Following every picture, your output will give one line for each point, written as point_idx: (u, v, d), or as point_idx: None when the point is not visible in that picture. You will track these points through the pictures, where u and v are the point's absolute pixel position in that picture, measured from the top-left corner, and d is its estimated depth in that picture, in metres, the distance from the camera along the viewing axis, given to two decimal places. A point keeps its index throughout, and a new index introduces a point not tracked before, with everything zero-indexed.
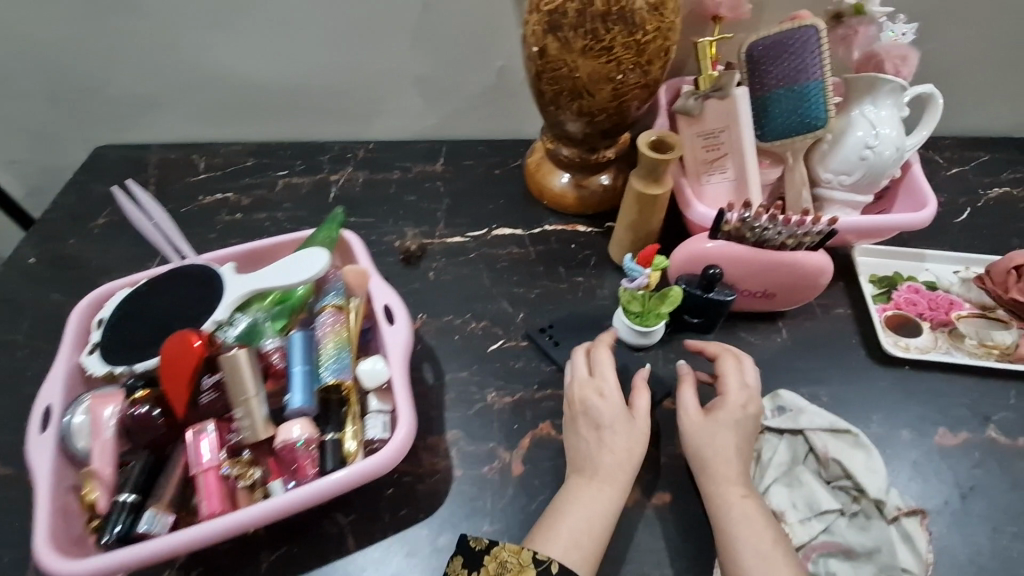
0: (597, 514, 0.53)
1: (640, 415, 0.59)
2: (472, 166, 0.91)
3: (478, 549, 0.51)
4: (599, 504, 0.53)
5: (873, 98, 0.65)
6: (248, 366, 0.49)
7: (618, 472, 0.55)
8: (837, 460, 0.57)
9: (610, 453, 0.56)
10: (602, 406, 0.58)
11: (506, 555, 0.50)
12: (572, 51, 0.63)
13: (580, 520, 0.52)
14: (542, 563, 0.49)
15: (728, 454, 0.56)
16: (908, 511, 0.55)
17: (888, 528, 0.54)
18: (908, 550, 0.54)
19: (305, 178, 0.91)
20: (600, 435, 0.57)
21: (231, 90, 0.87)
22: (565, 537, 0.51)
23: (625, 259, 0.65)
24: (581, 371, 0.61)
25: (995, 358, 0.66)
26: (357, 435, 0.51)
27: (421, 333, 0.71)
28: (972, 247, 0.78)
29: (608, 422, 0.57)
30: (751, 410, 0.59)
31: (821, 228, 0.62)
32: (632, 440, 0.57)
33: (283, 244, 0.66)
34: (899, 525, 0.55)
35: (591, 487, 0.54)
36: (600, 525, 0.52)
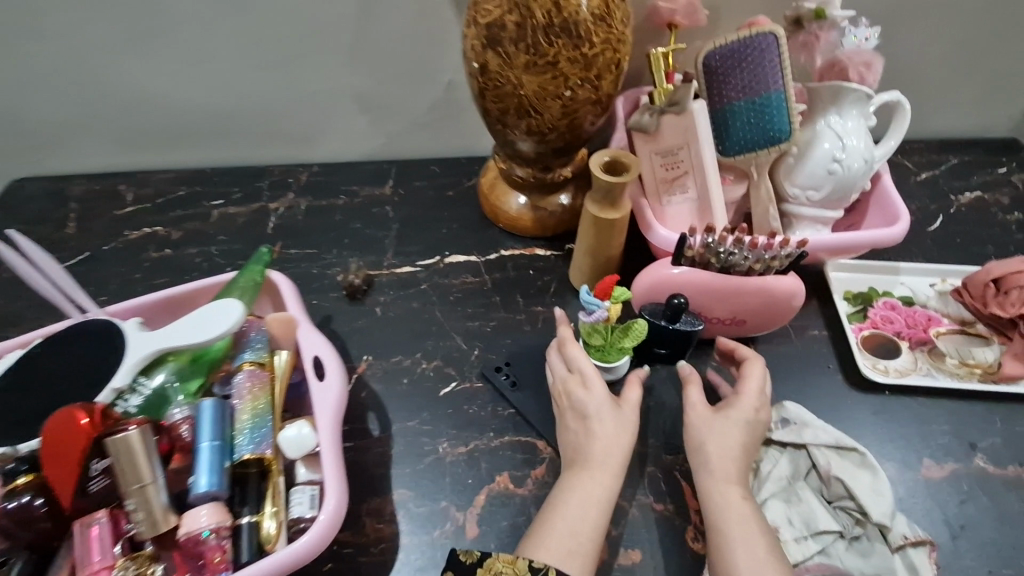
0: (589, 507, 0.50)
1: (630, 407, 0.56)
2: (423, 187, 0.84)
3: (470, 562, 0.48)
4: (591, 497, 0.51)
5: (838, 108, 0.61)
6: (142, 449, 0.42)
7: (613, 466, 0.52)
8: (840, 478, 0.55)
9: (604, 447, 0.53)
10: (593, 396, 0.55)
11: (500, 566, 0.47)
12: (514, 67, 0.58)
13: (571, 515, 0.50)
14: (540, 570, 0.46)
15: (729, 450, 0.53)
16: (916, 542, 0.52)
17: (892, 556, 0.51)
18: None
19: (242, 207, 0.83)
20: (593, 427, 0.54)
21: (154, 114, 0.79)
22: (557, 535, 0.48)
23: (583, 289, 0.58)
24: (563, 368, 0.59)
25: (978, 379, 0.63)
26: (277, 515, 0.45)
27: (366, 378, 0.65)
28: (947, 257, 0.75)
29: (601, 416, 0.55)
30: (762, 416, 0.56)
31: (789, 251, 0.58)
32: (627, 436, 0.54)
33: (202, 291, 0.60)
34: (904, 554, 0.51)
35: (582, 478, 0.52)
36: (592, 520, 0.50)
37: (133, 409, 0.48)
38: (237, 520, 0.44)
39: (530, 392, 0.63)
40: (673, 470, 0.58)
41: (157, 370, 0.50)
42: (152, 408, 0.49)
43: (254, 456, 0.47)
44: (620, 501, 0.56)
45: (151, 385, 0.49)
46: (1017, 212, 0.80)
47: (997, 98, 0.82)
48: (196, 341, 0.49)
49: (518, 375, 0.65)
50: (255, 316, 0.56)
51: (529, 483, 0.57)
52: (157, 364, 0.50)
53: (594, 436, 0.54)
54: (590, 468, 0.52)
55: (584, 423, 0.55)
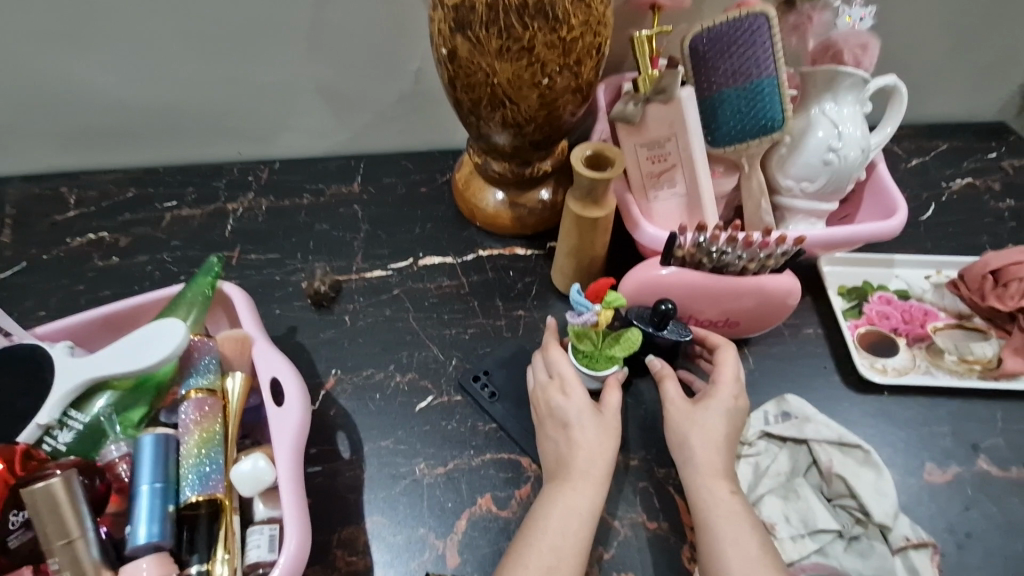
0: (575, 521, 0.46)
1: (611, 411, 0.52)
2: (394, 184, 0.78)
3: None
4: (575, 509, 0.47)
5: (833, 94, 0.58)
6: (71, 498, 0.37)
7: (594, 474, 0.48)
8: (841, 476, 0.52)
9: (585, 453, 0.49)
10: (574, 402, 0.51)
11: None
12: (486, 53, 0.53)
13: (555, 531, 0.46)
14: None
15: (713, 444, 0.50)
16: (918, 544, 0.49)
17: (892, 559, 0.48)
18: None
19: (197, 209, 0.76)
20: (577, 436, 0.50)
21: (93, 110, 0.72)
22: (540, 554, 0.45)
23: (574, 289, 0.53)
24: (542, 374, 0.55)
25: (978, 376, 0.60)
26: (230, 562, 0.40)
27: (334, 395, 0.60)
28: (941, 248, 0.72)
29: (580, 422, 0.51)
30: (741, 403, 0.53)
31: (785, 249, 0.54)
32: (609, 438, 0.51)
33: (146, 307, 0.54)
34: (904, 556, 0.49)
35: (564, 490, 0.48)
36: (578, 535, 0.46)
37: (63, 446, 0.43)
38: (186, 570, 0.40)
39: (512, 405, 0.59)
40: (666, 484, 0.55)
41: (91, 401, 0.44)
42: (86, 444, 0.44)
43: (205, 497, 0.42)
44: (611, 521, 0.53)
45: (85, 418, 0.44)
46: (1009, 199, 0.77)
47: (988, 80, 0.80)
48: (134, 368, 0.44)
49: (498, 386, 0.60)
50: (204, 335, 0.50)
51: (513, 505, 0.53)
52: (93, 394, 0.44)
53: (573, 443, 0.50)
54: (571, 478, 0.48)
55: (566, 432, 0.51)
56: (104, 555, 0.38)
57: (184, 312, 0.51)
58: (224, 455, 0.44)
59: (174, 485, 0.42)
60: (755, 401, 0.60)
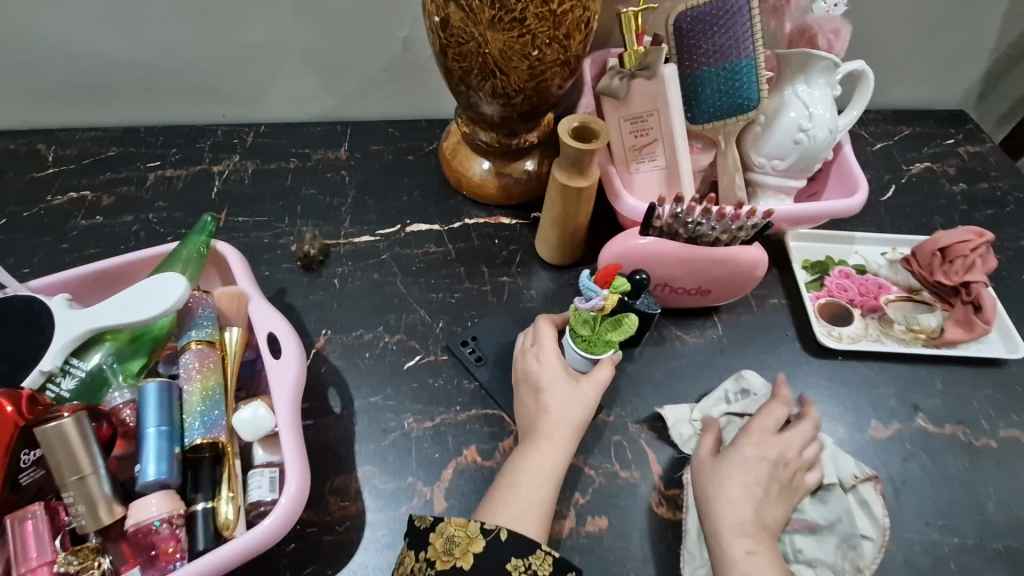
0: (544, 475, 0.50)
1: (591, 384, 0.55)
2: (381, 151, 0.79)
3: (424, 528, 0.47)
4: (546, 465, 0.51)
5: (805, 77, 0.61)
6: (79, 438, 0.39)
7: (562, 433, 0.52)
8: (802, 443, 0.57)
9: (558, 417, 0.53)
10: (546, 368, 0.56)
11: (453, 529, 0.46)
12: (478, 22, 0.54)
13: (527, 485, 0.50)
14: (491, 532, 0.46)
15: (736, 500, 0.51)
16: (865, 478, 0.56)
17: (843, 496, 0.55)
18: (867, 516, 0.54)
19: (181, 170, 0.76)
20: (547, 398, 0.54)
21: (70, 65, 0.71)
22: (513, 504, 0.48)
23: (580, 275, 0.54)
24: (527, 342, 0.59)
25: (922, 343, 0.66)
26: (234, 500, 0.42)
27: (325, 354, 0.62)
28: (897, 227, 0.77)
29: (557, 390, 0.54)
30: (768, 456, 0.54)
31: (755, 221, 0.58)
32: (582, 406, 0.54)
33: (139, 263, 0.55)
34: (855, 493, 0.55)
35: (534, 448, 0.52)
36: (547, 488, 0.50)
37: (67, 394, 0.44)
38: (190, 507, 0.42)
39: (496, 367, 0.62)
40: (638, 438, 0.59)
41: (92, 351, 0.46)
42: (89, 392, 0.45)
43: (208, 440, 0.44)
44: (588, 471, 0.57)
45: (86, 366, 0.45)
46: (963, 183, 0.82)
47: (948, 69, 0.84)
48: (135, 320, 0.45)
49: (485, 351, 0.63)
50: (200, 290, 0.52)
51: (497, 456, 0.57)
52: (93, 344, 0.46)
53: (546, 407, 0.54)
54: (543, 437, 0.52)
55: (537, 395, 0.55)
56: (115, 491, 0.41)
57: (179, 269, 0.53)
58: (225, 405, 0.47)
59: (179, 428, 0.44)
60: (722, 364, 0.65)
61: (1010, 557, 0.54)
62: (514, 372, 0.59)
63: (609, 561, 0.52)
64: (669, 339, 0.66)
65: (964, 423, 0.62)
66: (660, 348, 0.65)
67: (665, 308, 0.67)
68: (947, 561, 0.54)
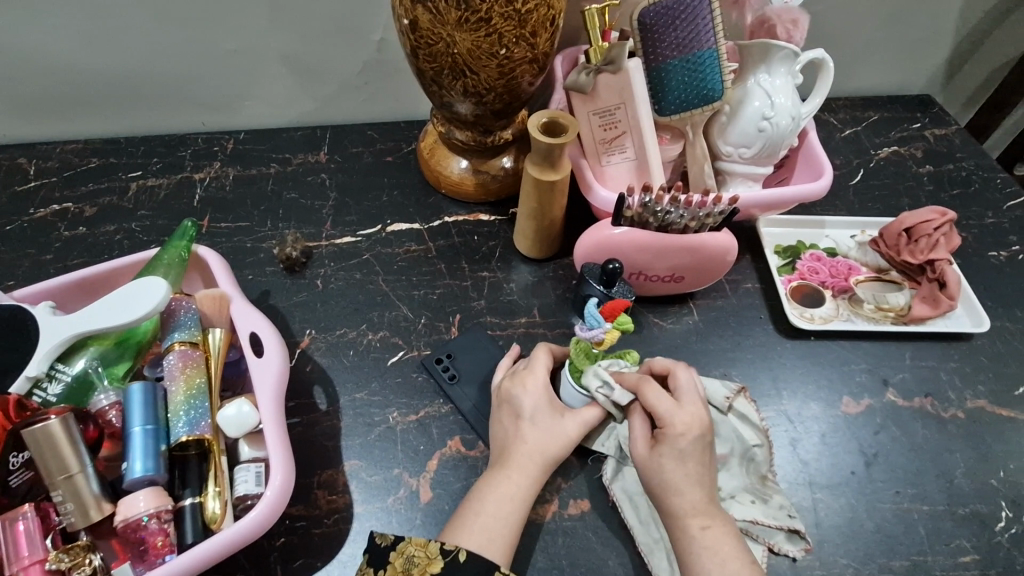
0: (512, 502, 0.50)
1: (574, 421, 0.55)
2: (360, 153, 0.81)
3: (384, 546, 0.48)
4: (514, 494, 0.51)
5: (767, 66, 0.63)
6: (65, 438, 0.41)
7: (532, 468, 0.52)
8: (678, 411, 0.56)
9: (533, 448, 0.53)
10: (531, 395, 0.55)
11: (412, 549, 0.47)
12: (445, 24, 0.56)
13: (495, 513, 0.50)
14: (450, 553, 0.47)
15: (678, 488, 0.51)
16: (736, 395, 0.60)
17: (724, 421, 0.58)
18: (747, 425, 0.59)
19: (163, 179, 0.77)
20: (525, 427, 0.54)
21: (48, 79, 0.72)
22: (478, 533, 0.48)
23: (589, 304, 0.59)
24: (518, 364, 0.59)
25: (891, 321, 0.68)
26: (221, 495, 0.44)
27: (310, 353, 0.63)
28: (866, 210, 0.80)
29: (537, 422, 0.54)
30: (695, 436, 0.52)
31: (721, 207, 0.60)
32: (558, 444, 0.53)
33: (122, 270, 0.56)
34: (734, 411, 0.59)
35: (504, 476, 0.52)
36: (514, 516, 0.50)
37: (54, 398, 0.46)
38: (179, 502, 0.44)
39: (471, 387, 0.62)
40: None
41: (77, 356, 0.47)
42: (76, 396, 0.47)
43: (193, 438, 0.46)
44: (570, 456, 0.58)
45: (72, 371, 0.46)
46: (929, 165, 0.85)
47: (911, 55, 0.86)
48: (118, 324, 0.47)
49: (459, 369, 0.63)
50: (182, 294, 0.53)
51: (481, 446, 0.58)
52: (78, 349, 0.47)
53: (523, 435, 0.53)
54: (515, 467, 0.52)
55: (517, 422, 0.55)
56: (103, 490, 0.42)
57: (161, 274, 0.54)
58: (209, 402, 0.48)
59: (165, 427, 0.46)
60: (698, 348, 0.66)
61: (976, 521, 0.57)
62: (494, 393, 0.58)
63: (592, 541, 0.54)
64: (646, 326, 0.68)
65: (932, 395, 0.64)
66: (638, 335, 0.67)
67: (642, 296, 0.69)
68: (916, 527, 0.56)
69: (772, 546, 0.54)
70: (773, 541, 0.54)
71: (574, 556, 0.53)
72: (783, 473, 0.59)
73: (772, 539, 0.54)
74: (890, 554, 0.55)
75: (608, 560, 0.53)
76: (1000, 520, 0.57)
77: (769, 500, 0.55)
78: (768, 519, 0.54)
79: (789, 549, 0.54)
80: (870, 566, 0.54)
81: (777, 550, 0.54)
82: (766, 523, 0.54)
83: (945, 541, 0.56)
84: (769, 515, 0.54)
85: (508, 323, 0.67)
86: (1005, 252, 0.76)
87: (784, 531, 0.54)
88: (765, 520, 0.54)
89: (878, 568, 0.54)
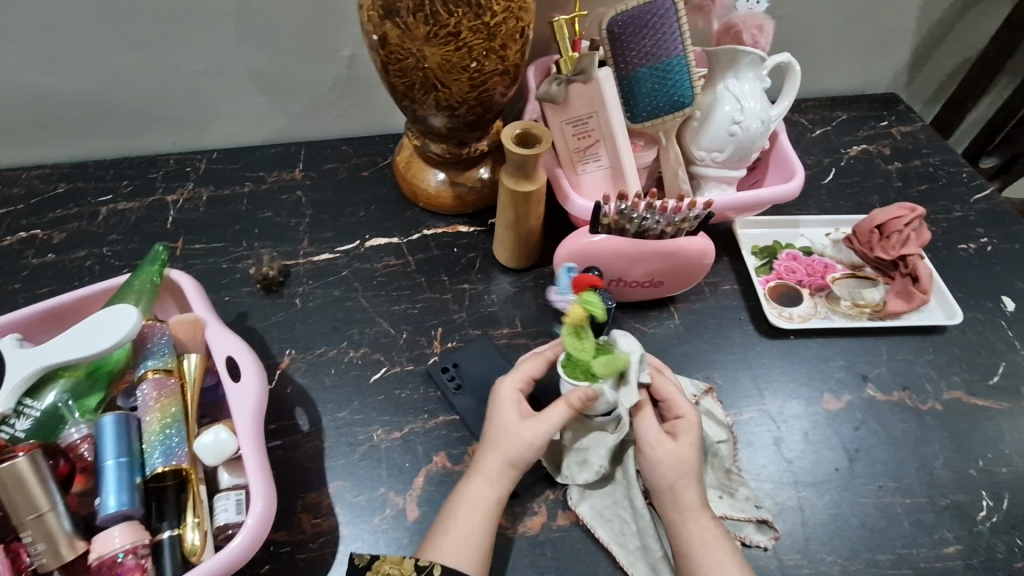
0: (479, 503, 0.50)
1: (541, 423, 0.52)
2: (335, 169, 0.80)
3: (362, 565, 0.48)
4: (483, 501, 0.50)
5: (735, 71, 0.64)
6: (36, 476, 0.41)
7: (493, 475, 0.51)
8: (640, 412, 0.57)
9: (499, 452, 0.52)
10: (502, 400, 0.54)
11: (388, 568, 0.48)
12: (414, 38, 0.55)
13: (459, 518, 0.49)
14: (425, 569, 0.47)
15: (693, 479, 0.52)
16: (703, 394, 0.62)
17: None
18: (713, 423, 0.60)
19: (133, 202, 0.76)
20: (488, 429, 0.54)
21: (13, 105, 0.70)
22: (450, 540, 0.48)
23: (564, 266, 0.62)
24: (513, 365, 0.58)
25: (867, 317, 0.69)
26: (200, 526, 0.44)
27: (290, 374, 0.62)
28: (839, 208, 0.81)
29: (498, 422, 0.53)
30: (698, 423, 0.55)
31: (697, 212, 0.61)
32: (519, 446, 0.51)
33: (93, 298, 0.55)
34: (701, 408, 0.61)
35: (470, 483, 0.51)
36: (479, 524, 0.49)
37: (22, 433, 0.45)
38: (156, 536, 0.43)
39: (476, 396, 0.61)
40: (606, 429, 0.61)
41: (45, 389, 0.46)
42: (46, 430, 0.46)
43: (170, 468, 0.45)
44: None
45: (41, 405, 0.46)
46: (897, 161, 0.87)
47: (875, 55, 0.88)
48: (88, 354, 0.46)
49: (465, 377, 0.62)
50: (155, 320, 0.52)
51: (466, 460, 0.58)
52: (46, 383, 0.47)
53: (490, 440, 0.53)
54: (481, 471, 0.52)
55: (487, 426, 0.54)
56: (75, 527, 0.42)
57: (133, 300, 0.53)
58: (185, 430, 0.47)
59: (139, 458, 0.45)
60: (680, 351, 0.67)
61: (958, 511, 0.58)
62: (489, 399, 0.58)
63: (582, 552, 0.54)
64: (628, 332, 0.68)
65: (910, 389, 0.65)
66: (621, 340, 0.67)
67: (623, 302, 0.70)
68: (899, 521, 0.57)
69: (743, 539, 0.55)
70: (743, 534, 0.55)
71: (563, 566, 0.53)
72: (768, 474, 0.59)
73: (743, 532, 0.55)
74: (875, 549, 0.55)
75: (597, 570, 0.53)
76: (981, 510, 0.58)
77: (735, 493, 0.56)
78: (736, 512, 0.55)
79: (758, 539, 0.55)
80: (857, 562, 0.55)
81: (745, 541, 0.55)
82: (733, 517, 0.55)
83: (929, 532, 0.56)
84: (736, 509, 0.55)
85: (489, 334, 0.66)
86: (974, 245, 0.78)
87: (752, 523, 0.55)
88: (733, 514, 0.55)
89: (866, 563, 0.55)
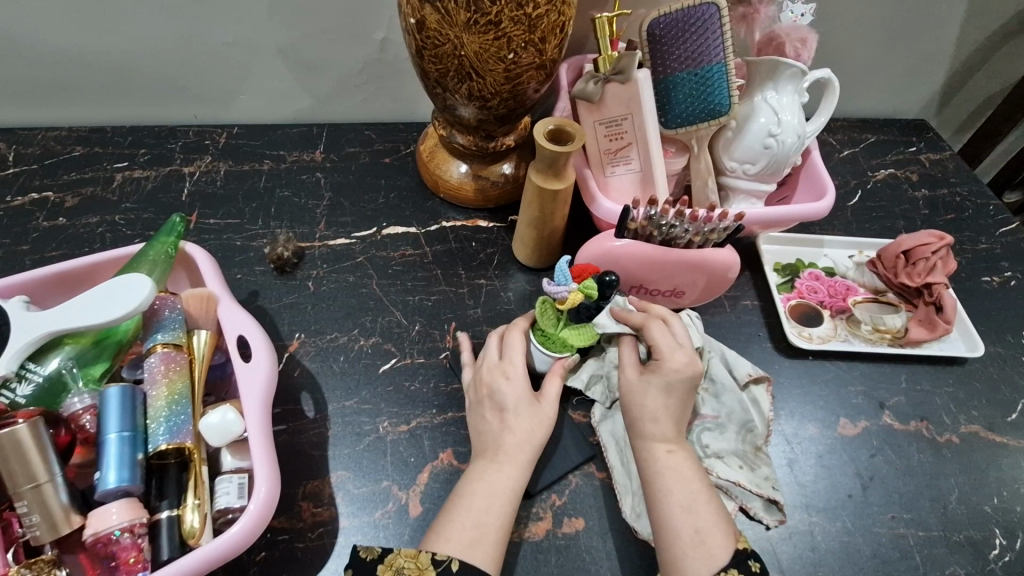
0: (502, 504, 0.49)
1: (550, 402, 0.55)
2: (356, 153, 0.79)
3: (371, 560, 0.47)
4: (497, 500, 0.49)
5: (774, 83, 0.62)
6: (36, 446, 0.39)
7: (521, 460, 0.51)
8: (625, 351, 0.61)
9: (522, 442, 0.52)
10: (513, 387, 0.54)
11: (402, 562, 0.46)
12: (453, 24, 0.54)
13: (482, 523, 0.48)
14: (443, 563, 0.45)
15: (660, 426, 0.53)
16: (756, 381, 0.61)
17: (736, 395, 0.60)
18: (756, 410, 0.60)
19: (150, 170, 0.74)
20: (512, 419, 0.53)
21: (36, 65, 0.69)
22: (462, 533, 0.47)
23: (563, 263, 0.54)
24: (493, 354, 0.57)
25: (887, 343, 0.68)
26: (200, 508, 0.42)
27: (298, 357, 0.61)
28: (863, 231, 0.80)
29: (518, 423, 0.52)
30: (686, 371, 0.55)
31: (726, 224, 0.59)
32: (544, 428, 0.53)
33: (103, 263, 0.54)
34: (750, 393, 0.61)
35: (493, 473, 0.50)
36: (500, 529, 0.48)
37: (22, 399, 0.43)
38: (154, 515, 0.42)
39: None
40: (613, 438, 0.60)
41: (49, 355, 0.45)
42: (47, 397, 0.44)
43: (173, 446, 0.44)
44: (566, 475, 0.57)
45: (45, 370, 0.44)
46: (924, 189, 0.85)
47: (908, 80, 0.87)
48: (95, 322, 0.44)
49: None
50: (167, 292, 0.51)
51: None
52: (51, 348, 0.45)
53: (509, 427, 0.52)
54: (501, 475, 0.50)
55: (502, 416, 0.53)
56: (72, 501, 0.41)
57: (145, 270, 0.51)
58: (192, 408, 0.46)
59: (143, 433, 0.44)
60: None
61: (972, 548, 0.56)
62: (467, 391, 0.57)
63: (586, 561, 0.52)
64: None
65: (927, 420, 0.64)
66: None
67: None
68: (911, 554, 0.55)
69: (747, 509, 0.55)
70: (750, 504, 0.55)
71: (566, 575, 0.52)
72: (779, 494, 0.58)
73: (750, 504, 0.56)
74: None
75: None
76: (995, 547, 0.56)
77: (757, 470, 0.57)
78: (753, 484, 0.56)
79: (764, 517, 0.55)
80: None
81: (749, 512, 0.55)
82: (747, 487, 0.55)
83: (940, 567, 0.55)
84: (751, 482, 0.56)
85: None
86: (998, 278, 0.77)
87: (762, 499, 0.55)
88: (748, 485, 0.55)
89: None
